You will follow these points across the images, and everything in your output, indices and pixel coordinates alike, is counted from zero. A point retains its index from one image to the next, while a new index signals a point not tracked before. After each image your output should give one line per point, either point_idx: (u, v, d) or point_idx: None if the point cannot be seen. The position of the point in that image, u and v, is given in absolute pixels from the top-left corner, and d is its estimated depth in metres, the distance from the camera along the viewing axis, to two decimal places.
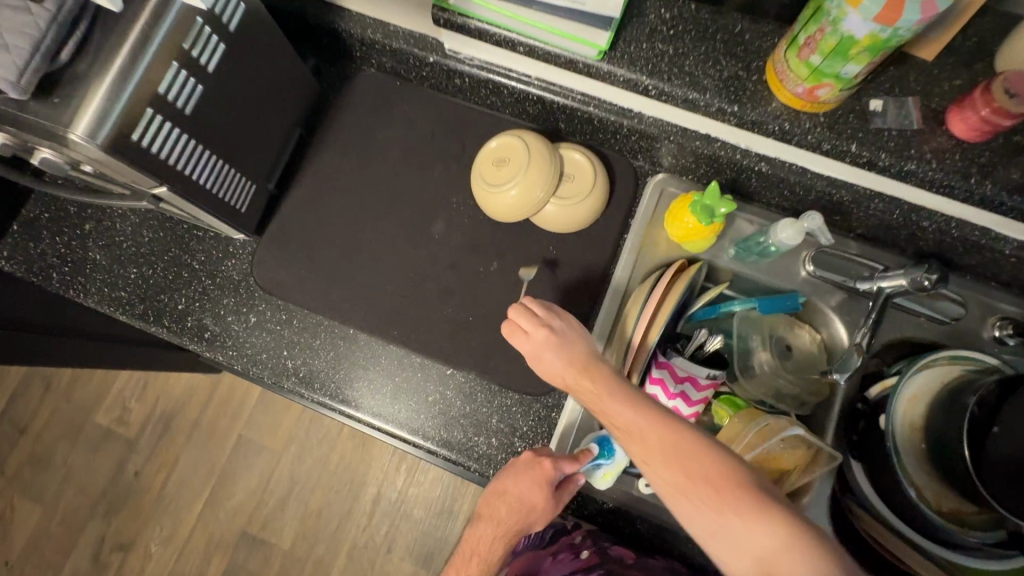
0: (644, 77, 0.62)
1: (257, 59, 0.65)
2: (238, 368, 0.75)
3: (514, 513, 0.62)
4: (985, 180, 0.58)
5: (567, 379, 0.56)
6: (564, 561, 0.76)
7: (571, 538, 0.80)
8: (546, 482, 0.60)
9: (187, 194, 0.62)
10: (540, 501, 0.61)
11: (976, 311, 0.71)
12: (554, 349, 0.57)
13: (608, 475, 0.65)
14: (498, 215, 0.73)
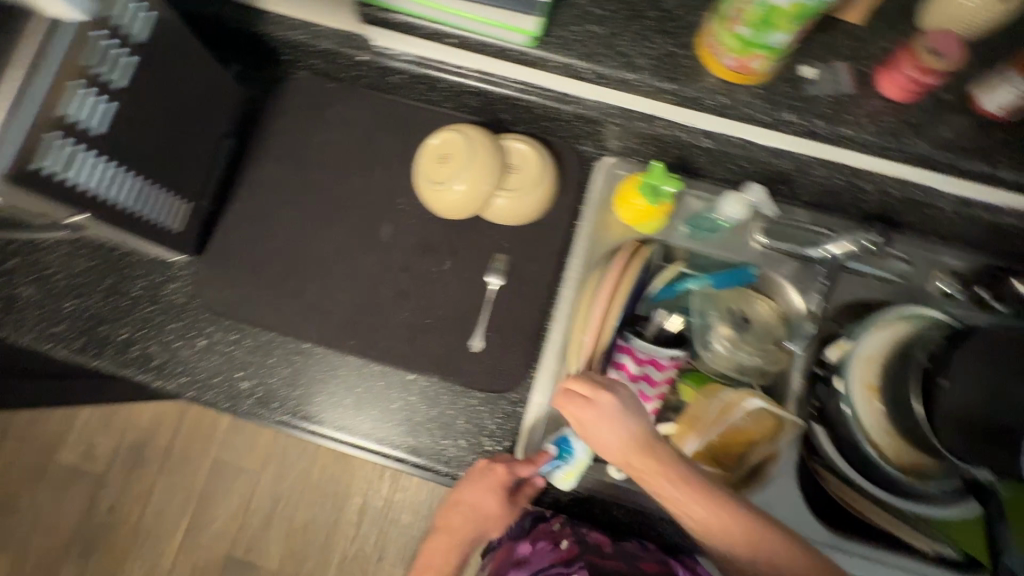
0: (579, 61, 0.61)
1: (176, 70, 0.61)
2: (189, 395, 0.72)
3: (471, 521, 0.65)
4: (918, 139, 0.58)
5: (627, 458, 0.57)
6: (544, 552, 0.71)
7: (550, 525, 0.75)
8: (501, 488, 0.63)
9: (113, 220, 0.58)
10: (495, 507, 0.63)
11: (923, 268, 0.73)
12: (616, 431, 0.58)
13: (568, 476, 0.65)
14: (446, 213, 0.71)
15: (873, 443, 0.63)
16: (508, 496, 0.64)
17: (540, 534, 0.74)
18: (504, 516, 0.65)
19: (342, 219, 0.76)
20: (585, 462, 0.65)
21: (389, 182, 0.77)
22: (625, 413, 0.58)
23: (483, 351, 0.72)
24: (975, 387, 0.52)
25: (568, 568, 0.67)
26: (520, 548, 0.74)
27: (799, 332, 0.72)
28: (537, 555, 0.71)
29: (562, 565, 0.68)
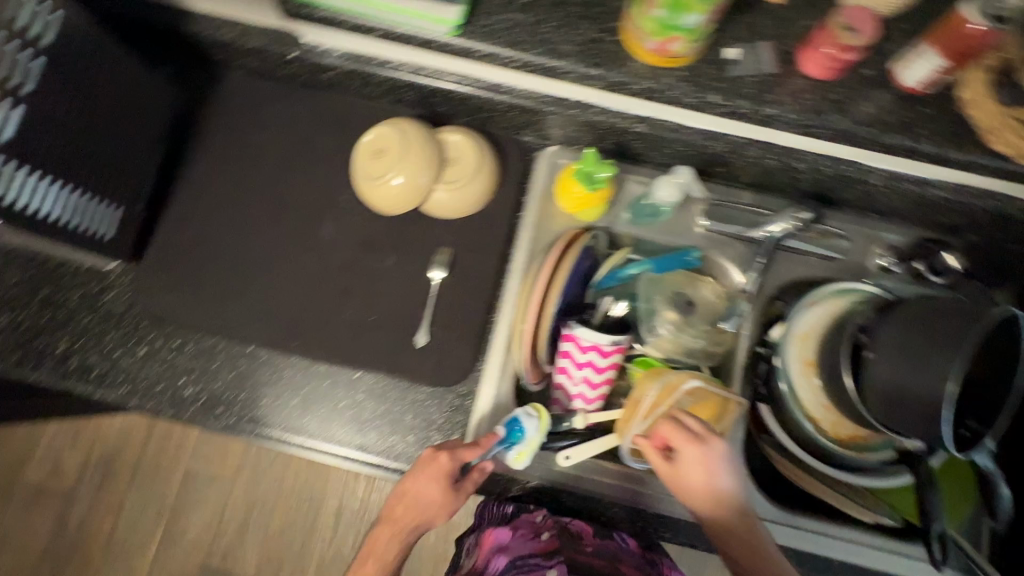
0: (504, 50, 0.60)
1: (96, 75, 0.60)
2: (132, 403, 0.71)
3: (413, 511, 0.64)
4: (840, 115, 0.59)
5: (707, 501, 0.60)
6: (522, 539, 0.67)
7: (531, 514, 0.70)
8: (444, 477, 0.62)
9: (45, 234, 0.57)
10: (437, 497, 0.63)
11: (860, 244, 0.74)
12: (709, 475, 0.60)
13: (522, 456, 0.66)
14: (385, 209, 0.70)
15: (808, 417, 0.65)
16: (452, 487, 0.63)
17: (518, 521, 0.69)
18: (447, 507, 0.64)
19: (283, 219, 0.75)
20: (537, 442, 0.65)
21: (329, 180, 0.76)
22: (719, 458, 0.61)
23: (428, 346, 0.71)
24: (893, 358, 0.53)
25: (548, 561, 0.63)
26: (496, 535, 0.69)
27: (734, 311, 0.73)
28: (514, 543, 0.66)
29: (541, 556, 0.64)
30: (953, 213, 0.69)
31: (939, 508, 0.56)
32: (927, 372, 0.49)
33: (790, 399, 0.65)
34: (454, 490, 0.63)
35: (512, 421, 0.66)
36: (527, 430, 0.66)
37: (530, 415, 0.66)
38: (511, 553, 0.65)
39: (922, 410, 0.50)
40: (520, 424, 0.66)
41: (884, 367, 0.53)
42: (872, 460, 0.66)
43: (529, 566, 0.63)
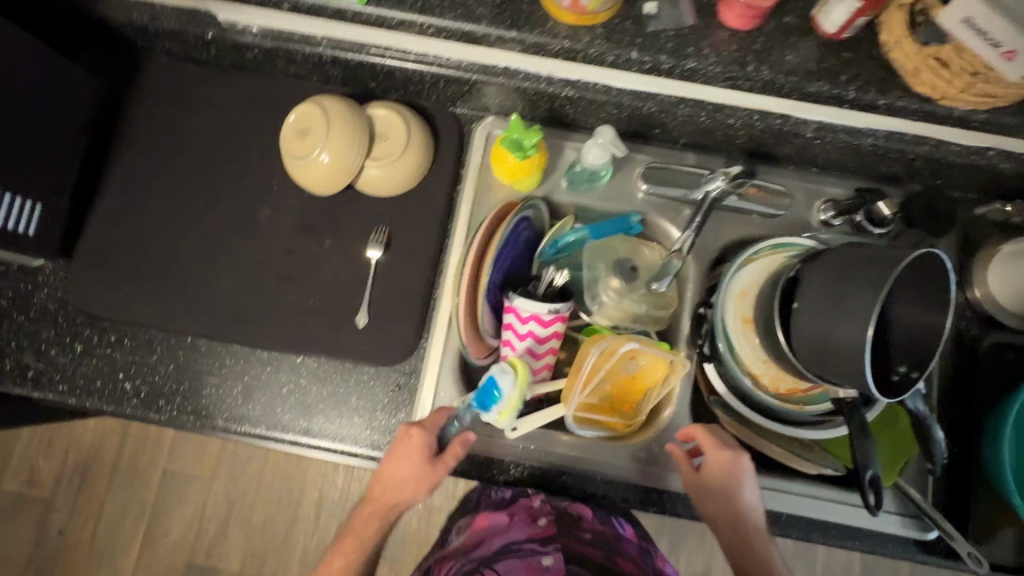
0: (417, 16, 0.59)
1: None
2: (72, 402, 0.70)
3: (391, 490, 0.63)
4: (762, 66, 0.58)
5: (719, 510, 0.61)
6: (518, 526, 0.69)
7: (529, 499, 0.72)
8: (419, 452, 0.61)
9: None
10: (414, 474, 0.61)
11: (802, 200, 0.74)
12: (731, 490, 0.61)
13: (504, 414, 0.62)
14: (315, 188, 0.69)
15: (748, 373, 0.65)
16: (429, 462, 0.61)
17: (516, 507, 0.72)
18: (426, 485, 0.62)
19: (216, 206, 0.74)
20: (518, 399, 0.61)
21: (261, 164, 0.74)
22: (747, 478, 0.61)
23: (370, 327, 0.71)
24: (818, 310, 0.52)
25: (543, 548, 0.66)
26: (495, 520, 0.72)
27: (667, 270, 0.67)
28: (512, 527, 0.69)
29: (537, 542, 0.66)
30: (891, 162, 0.69)
31: (872, 453, 0.56)
32: (850, 321, 0.49)
33: (727, 355, 0.65)
34: (432, 466, 0.61)
35: (488, 380, 0.61)
36: (505, 388, 0.61)
37: (506, 374, 0.61)
38: (508, 537, 0.68)
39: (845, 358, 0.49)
40: (496, 384, 0.61)
41: (808, 318, 0.53)
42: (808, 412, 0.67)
43: (525, 549, 0.66)
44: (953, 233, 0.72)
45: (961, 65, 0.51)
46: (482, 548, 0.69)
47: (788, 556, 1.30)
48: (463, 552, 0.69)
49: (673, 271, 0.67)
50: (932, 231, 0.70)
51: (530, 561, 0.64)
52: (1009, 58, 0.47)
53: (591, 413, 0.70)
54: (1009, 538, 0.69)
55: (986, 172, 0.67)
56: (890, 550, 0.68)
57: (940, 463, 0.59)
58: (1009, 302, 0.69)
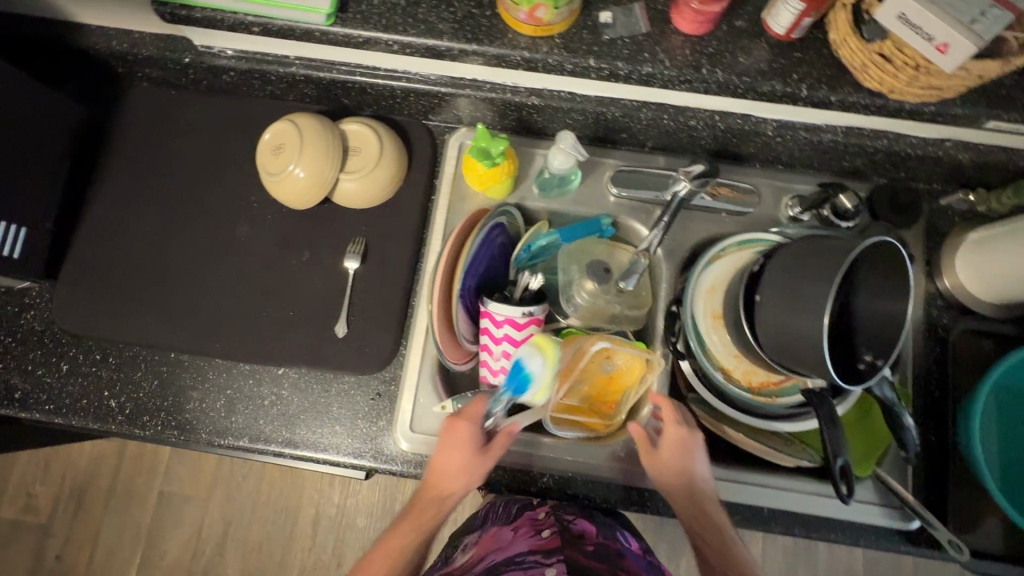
0: (381, 33, 0.61)
1: None
2: (58, 421, 0.71)
3: (443, 484, 0.60)
4: (715, 68, 0.60)
5: (667, 483, 0.62)
6: (522, 540, 0.65)
7: (534, 512, 0.70)
8: (469, 440, 0.60)
9: None
10: (466, 464, 0.60)
11: (770, 196, 0.75)
12: (684, 460, 0.61)
13: (539, 394, 0.64)
14: (291, 203, 0.70)
15: (718, 368, 0.68)
16: (481, 449, 0.61)
17: (521, 521, 0.69)
18: (478, 475, 0.61)
19: (196, 224, 0.75)
20: (550, 378, 0.63)
21: (240, 182, 0.76)
22: (700, 450, 0.62)
23: (349, 336, 0.72)
24: (779, 303, 0.53)
25: (545, 560, 0.61)
26: (500, 536, 0.69)
27: (634, 268, 0.68)
28: (515, 539, 0.66)
29: (540, 554, 0.62)
30: (853, 156, 0.70)
31: (843, 441, 0.56)
32: (806, 310, 0.50)
33: (696, 351, 0.67)
34: (483, 453, 0.61)
35: (516, 365, 0.63)
36: (536, 370, 0.63)
37: (535, 356, 0.63)
38: (512, 550, 0.64)
39: (805, 348, 0.50)
40: (525, 367, 0.63)
41: (770, 311, 0.54)
42: (780, 404, 0.68)
43: (528, 561, 0.61)
44: (920, 223, 0.74)
45: (903, 59, 0.52)
46: (484, 563, 0.65)
47: (788, 557, 1.29)
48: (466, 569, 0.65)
49: (641, 270, 0.68)
50: (897, 222, 0.71)
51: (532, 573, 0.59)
52: (945, 51, 0.48)
53: (568, 414, 0.70)
54: (991, 524, 0.69)
55: (945, 162, 0.68)
56: (872, 539, 0.68)
57: (914, 451, 0.59)
58: (975, 289, 0.70)
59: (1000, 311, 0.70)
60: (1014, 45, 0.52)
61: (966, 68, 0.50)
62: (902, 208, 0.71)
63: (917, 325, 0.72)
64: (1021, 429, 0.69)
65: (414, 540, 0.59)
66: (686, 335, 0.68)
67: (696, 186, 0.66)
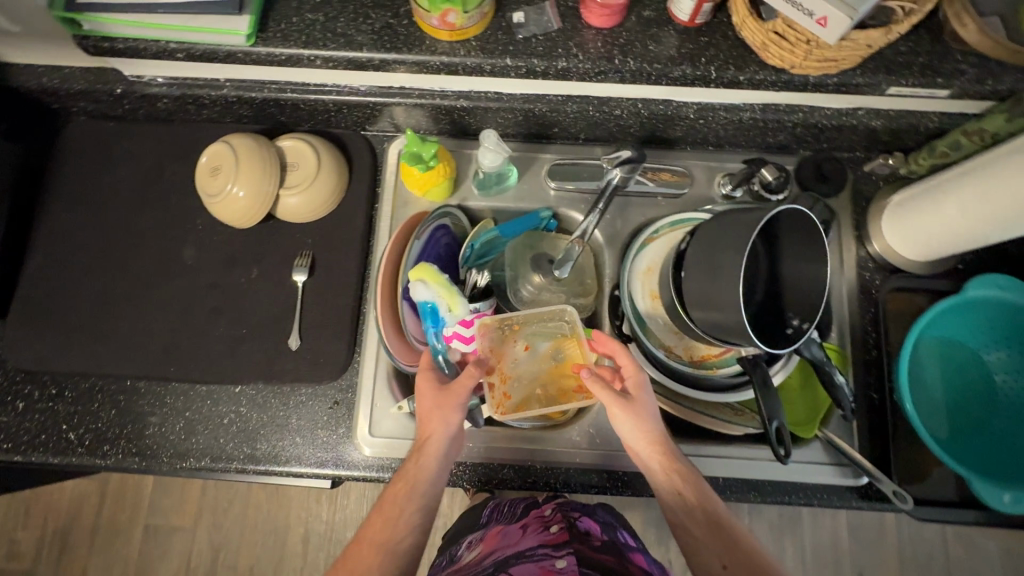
0: (302, 49, 0.62)
1: None
2: (18, 459, 0.71)
3: (423, 433, 0.60)
4: (627, 58, 0.62)
5: (647, 437, 0.59)
6: (533, 535, 0.68)
7: (541, 509, 0.74)
8: (433, 382, 0.62)
9: None
10: (434, 404, 0.60)
11: (703, 177, 0.77)
12: (646, 407, 0.60)
13: (449, 304, 0.65)
14: (233, 222, 0.71)
15: (660, 346, 0.70)
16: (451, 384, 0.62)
17: (530, 521, 0.72)
18: (455, 411, 0.60)
19: (143, 252, 0.76)
20: (445, 286, 0.64)
21: (184, 206, 0.77)
22: (651, 396, 0.62)
23: (303, 348, 0.73)
24: (701, 275, 0.55)
25: (556, 551, 0.63)
26: (509, 534, 0.72)
27: (569, 257, 0.70)
28: (524, 537, 0.68)
29: (551, 546, 0.64)
30: (775, 131, 0.73)
31: (777, 406, 0.58)
32: (724, 280, 0.52)
33: (641, 332, 0.70)
34: (455, 385, 0.61)
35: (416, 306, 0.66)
36: (428, 294, 0.64)
37: (417, 286, 0.64)
38: (522, 544, 0.67)
39: (727, 317, 0.52)
40: (422, 301, 0.65)
41: (694, 285, 0.55)
42: (722, 377, 0.71)
43: (539, 553, 0.64)
44: (846, 191, 0.77)
45: (795, 35, 0.55)
46: (494, 558, 0.67)
47: (775, 529, 1.31)
48: (479, 559, 0.69)
49: (576, 257, 0.70)
50: (823, 191, 0.74)
51: (544, 564, 0.61)
52: (826, 24, 0.51)
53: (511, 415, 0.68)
54: (939, 474, 0.71)
55: (861, 130, 0.71)
56: (825, 498, 0.70)
57: (849, 408, 0.61)
58: (902, 250, 0.72)
59: (928, 268, 0.73)
60: (899, 13, 0.55)
61: (851, 38, 0.53)
62: (826, 176, 0.74)
63: (851, 288, 0.75)
64: (956, 376, 0.72)
65: (413, 493, 0.57)
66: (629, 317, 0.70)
67: (627, 173, 0.67)
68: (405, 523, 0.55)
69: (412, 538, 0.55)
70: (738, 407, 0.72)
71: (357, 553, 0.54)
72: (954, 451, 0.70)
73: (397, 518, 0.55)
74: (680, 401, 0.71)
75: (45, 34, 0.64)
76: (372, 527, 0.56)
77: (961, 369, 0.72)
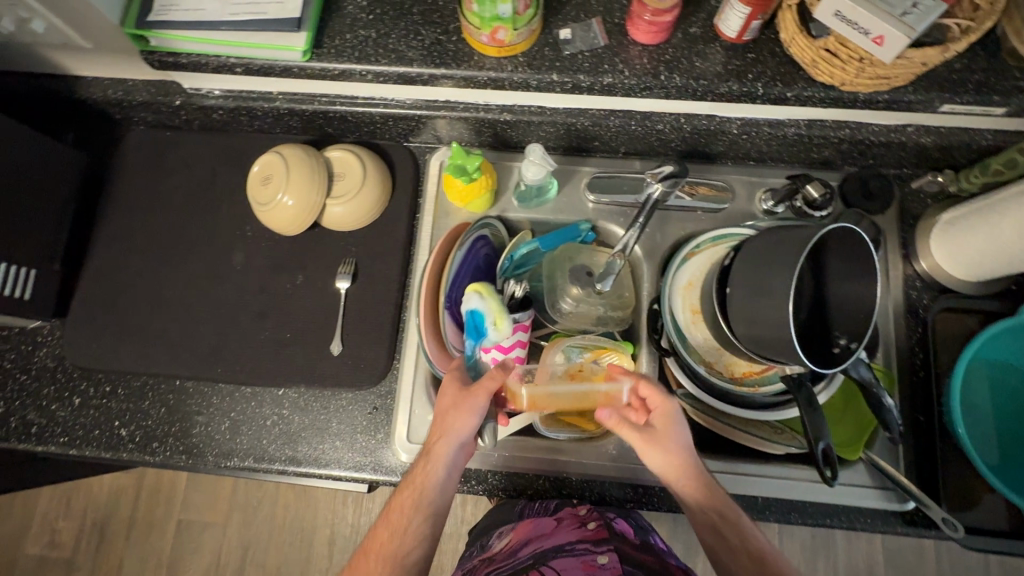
0: (355, 64, 0.65)
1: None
2: (73, 453, 0.74)
3: (433, 438, 0.60)
4: (673, 74, 0.63)
5: (674, 460, 0.57)
6: (568, 529, 0.68)
7: (575, 507, 0.72)
8: (454, 385, 0.62)
9: None
10: (452, 407, 0.60)
11: (744, 191, 0.77)
12: (678, 435, 0.58)
13: (499, 322, 0.63)
14: (282, 229, 0.74)
15: (700, 362, 0.70)
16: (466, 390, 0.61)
17: (563, 514, 0.71)
18: (470, 414, 0.59)
19: (195, 256, 0.79)
20: (495, 304, 0.62)
21: (234, 213, 0.80)
22: (682, 422, 0.59)
23: (345, 354, 0.74)
24: (746, 291, 0.54)
25: (597, 547, 0.64)
26: (541, 525, 0.71)
27: (610, 270, 0.70)
28: (559, 532, 0.68)
29: (591, 541, 0.64)
30: (820, 147, 0.72)
31: (823, 426, 0.56)
32: (772, 297, 0.51)
33: (682, 350, 0.69)
34: (469, 391, 0.60)
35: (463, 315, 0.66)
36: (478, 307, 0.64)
37: (469, 297, 0.64)
38: (560, 538, 0.66)
39: (775, 335, 0.51)
40: (472, 312, 0.64)
41: (739, 302, 0.55)
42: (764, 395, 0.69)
43: (580, 548, 0.64)
44: (892, 207, 0.75)
45: (847, 53, 0.55)
46: (529, 549, 0.67)
47: (807, 551, 1.28)
48: (513, 550, 0.68)
49: (617, 271, 0.71)
50: (869, 208, 0.73)
51: (586, 560, 0.62)
52: (882, 43, 0.51)
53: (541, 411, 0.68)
54: (989, 502, 0.69)
55: (910, 147, 0.70)
56: (869, 522, 0.68)
57: (896, 429, 0.59)
58: (951, 269, 0.71)
59: (979, 288, 0.71)
60: (955, 31, 0.54)
61: (906, 56, 0.52)
62: (872, 193, 0.73)
63: (897, 307, 0.73)
64: (1011, 400, 0.70)
65: (420, 502, 0.58)
66: (668, 333, 0.70)
67: (669, 186, 0.66)
68: (408, 537, 0.56)
69: (421, 548, 0.56)
70: (778, 425, 0.71)
71: (362, 563, 0.57)
72: (1007, 481, 0.67)
73: (407, 526, 0.57)
74: (718, 416, 0.71)
75: (115, 50, 0.68)
76: (385, 534, 0.58)
77: (1015, 395, 0.70)
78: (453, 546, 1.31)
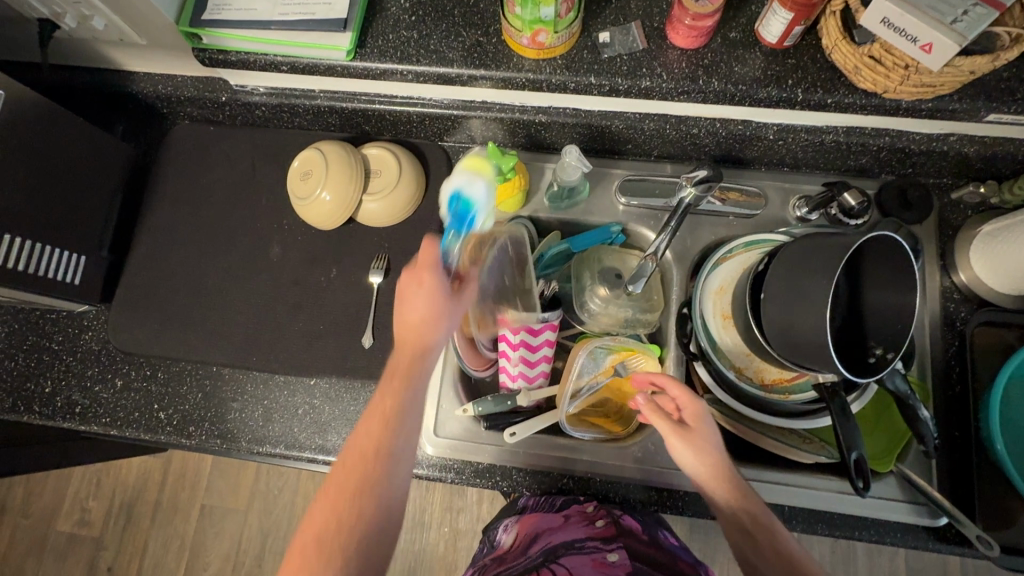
0: (396, 64, 0.66)
1: (57, 137, 0.68)
2: (114, 432, 0.77)
3: (416, 334, 0.55)
4: (712, 78, 0.63)
5: (707, 460, 0.56)
6: (576, 525, 0.67)
7: (583, 504, 0.70)
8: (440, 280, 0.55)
9: (19, 284, 0.64)
10: (441, 303, 0.55)
11: (777, 198, 0.77)
12: (708, 436, 0.57)
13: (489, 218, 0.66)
14: (320, 223, 0.76)
15: (730, 366, 0.69)
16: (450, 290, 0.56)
17: (570, 510, 0.70)
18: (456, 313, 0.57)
19: (234, 247, 0.82)
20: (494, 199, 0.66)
21: (272, 207, 0.83)
22: (712, 423, 0.58)
23: (376, 348, 0.76)
24: (781, 297, 0.54)
25: (606, 545, 0.64)
26: (547, 518, 0.70)
27: (642, 273, 0.70)
28: (567, 527, 0.67)
29: (600, 539, 0.64)
30: (857, 155, 0.72)
31: (855, 436, 0.56)
32: (807, 302, 0.51)
33: (710, 353, 0.69)
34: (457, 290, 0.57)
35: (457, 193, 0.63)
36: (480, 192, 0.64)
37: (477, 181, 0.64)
38: (568, 534, 0.66)
39: (807, 340, 0.51)
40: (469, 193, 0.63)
41: (773, 306, 0.55)
42: (795, 402, 0.69)
43: (590, 546, 0.64)
44: (931, 217, 0.74)
45: (892, 60, 0.54)
46: (538, 544, 0.67)
47: (828, 566, 1.25)
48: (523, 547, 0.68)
49: (648, 273, 0.70)
50: (906, 217, 0.72)
51: (596, 558, 0.63)
52: (929, 51, 0.51)
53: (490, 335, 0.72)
54: None
55: (951, 157, 0.69)
56: (898, 537, 0.67)
57: (931, 444, 0.59)
58: (991, 282, 0.69)
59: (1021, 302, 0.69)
60: (1005, 39, 0.53)
61: (953, 65, 0.52)
62: (910, 203, 0.72)
63: (934, 319, 0.72)
64: None
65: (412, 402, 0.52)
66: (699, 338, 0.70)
67: (702, 191, 0.66)
68: (400, 437, 0.51)
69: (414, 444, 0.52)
70: (806, 434, 0.71)
71: (345, 478, 0.49)
72: None
73: (396, 428, 0.51)
74: (747, 422, 0.71)
75: (169, 48, 0.71)
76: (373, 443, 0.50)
77: None
78: (468, 543, 1.32)
